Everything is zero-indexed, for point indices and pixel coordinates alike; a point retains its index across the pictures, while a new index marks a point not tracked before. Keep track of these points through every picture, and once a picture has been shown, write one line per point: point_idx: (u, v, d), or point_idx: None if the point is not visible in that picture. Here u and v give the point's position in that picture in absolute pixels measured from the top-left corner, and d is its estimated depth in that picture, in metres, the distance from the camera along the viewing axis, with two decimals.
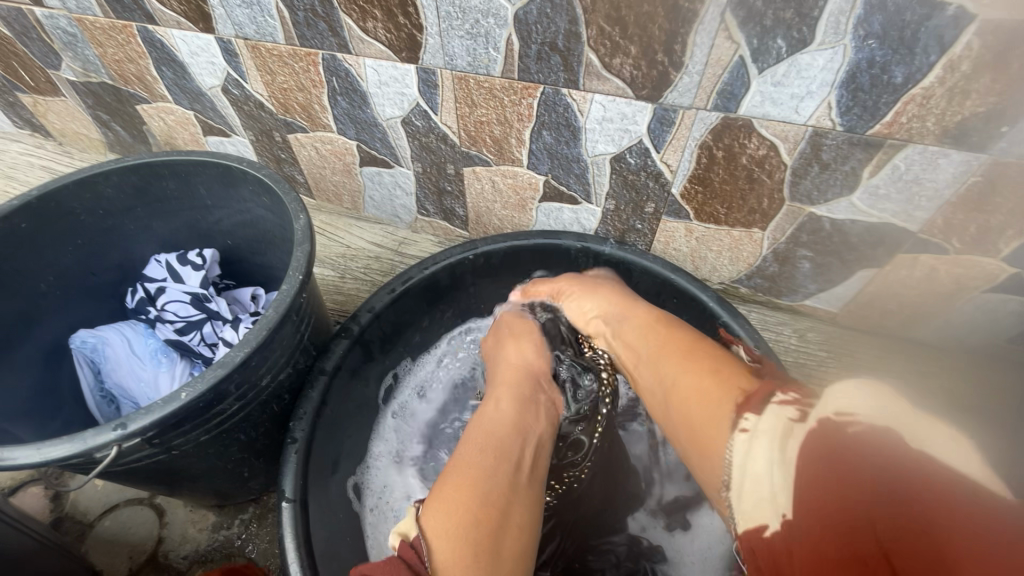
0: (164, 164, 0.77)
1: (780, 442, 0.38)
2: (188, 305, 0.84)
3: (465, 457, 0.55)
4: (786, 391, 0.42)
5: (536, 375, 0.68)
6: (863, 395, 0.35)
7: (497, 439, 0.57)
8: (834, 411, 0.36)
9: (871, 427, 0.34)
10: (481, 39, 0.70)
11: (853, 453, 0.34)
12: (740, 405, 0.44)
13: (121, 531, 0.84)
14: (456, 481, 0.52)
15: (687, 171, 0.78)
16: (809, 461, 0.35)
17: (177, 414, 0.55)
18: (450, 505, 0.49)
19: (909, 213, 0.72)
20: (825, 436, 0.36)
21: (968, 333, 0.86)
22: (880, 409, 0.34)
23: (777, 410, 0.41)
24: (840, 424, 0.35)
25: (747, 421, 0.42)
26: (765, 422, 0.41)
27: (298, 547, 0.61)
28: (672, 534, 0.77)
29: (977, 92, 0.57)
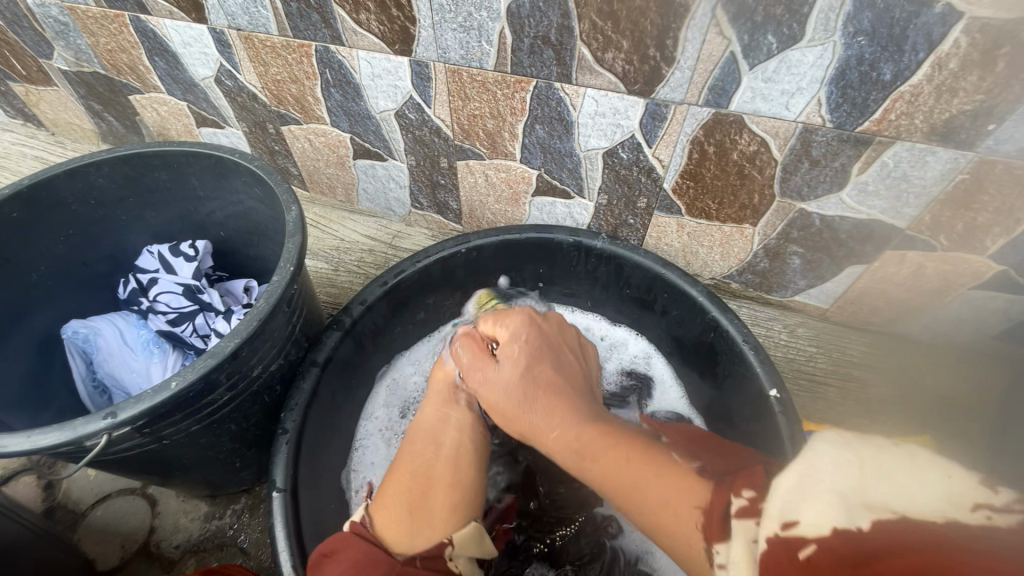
0: (156, 155, 0.77)
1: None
2: (181, 296, 0.84)
3: (408, 449, 0.63)
4: (743, 490, 0.41)
5: (451, 382, 0.69)
6: (807, 490, 0.34)
7: (431, 433, 0.64)
8: (781, 522, 0.34)
9: (822, 539, 0.32)
10: (474, 32, 0.70)
11: (819, 561, 0.31)
12: (706, 523, 0.42)
13: (114, 521, 0.84)
14: (401, 471, 0.60)
15: (678, 166, 0.78)
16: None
17: (168, 403, 0.56)
18: (389, 487, 0.58)
19: (897, 209, 0.72)
20: (781, 558, 0.32)
21: (956, 329, 0.87)
22: (825, 495, 0.33)
23: (740, 530, 0.38)
24: (793, 545, 0.32)
25: (720, 550, 0.39)
26: (735, 550, 0.37)
27: (288, 536, 0.62)
28: (644, 531, 0.76)
29: (965, 90, 0.58)
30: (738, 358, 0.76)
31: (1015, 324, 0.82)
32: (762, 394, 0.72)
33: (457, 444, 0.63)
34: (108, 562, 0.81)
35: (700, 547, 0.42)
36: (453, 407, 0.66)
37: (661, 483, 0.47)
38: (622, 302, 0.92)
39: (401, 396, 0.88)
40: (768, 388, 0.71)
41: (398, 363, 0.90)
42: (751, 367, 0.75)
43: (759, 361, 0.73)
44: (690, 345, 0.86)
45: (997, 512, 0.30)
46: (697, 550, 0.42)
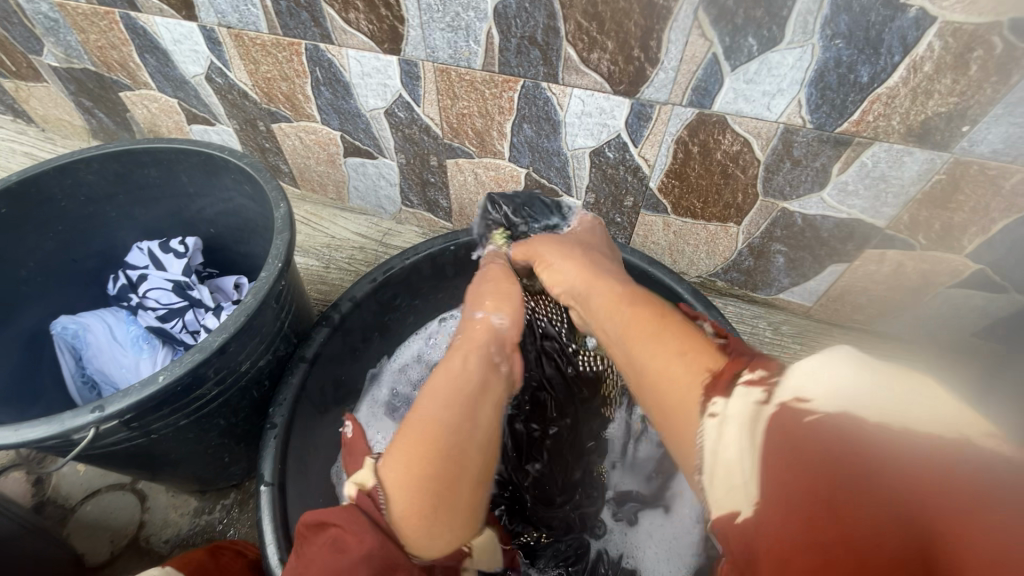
0: (146, 152, 0.77)
1: (749, 430, 0.33)
2: (170, 292, 0.85)
3: (421, 403, 0.53)
4: (755, 366, 0.37)
5: (502, 340, 0.60)
6: (825, 377, 0.32)
7: (457, 380, 0.54)
8: (794, 395, 0.32)
9: (832, 413, 0.31)
10: (461, 32, 0.71)
11: (817, 439, 0.30)
12: (711, 384, 0.38)
13: (103, 516, 0.85)
14: (412, 430, 0.51)
15: (664, 165, 0.79)
16: (779, 461, 0.31)
17: (155, 397, 0.56)
18: (409, 460, 0.49)
19: (877, 209, 0.74)
20: (791, 428, 0.31)
21: (934, 327, 0.89)
22: (839, 385, 0.31)
23: (745, 392, 0.35)
24: (801, 415, 0.31)
25: (716, 403, 0.36)
26: (733, 406, 0.35)
27: (276, 530, 0.63)
28: (623, 532, 0.79)
29: (940, 92, 0.59)
30: None
31: (991, 322, 0.84)
32: None
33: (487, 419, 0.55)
34: (97, 556, 0.82)
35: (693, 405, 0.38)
36: (495, 371, 0.58)
37: (670, 361, 0.42)
38: None
39: (388, 405, 0.88)
40: None
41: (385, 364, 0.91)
42: None
43: None
44: None
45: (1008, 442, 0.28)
46: (680, 407, 0.39)
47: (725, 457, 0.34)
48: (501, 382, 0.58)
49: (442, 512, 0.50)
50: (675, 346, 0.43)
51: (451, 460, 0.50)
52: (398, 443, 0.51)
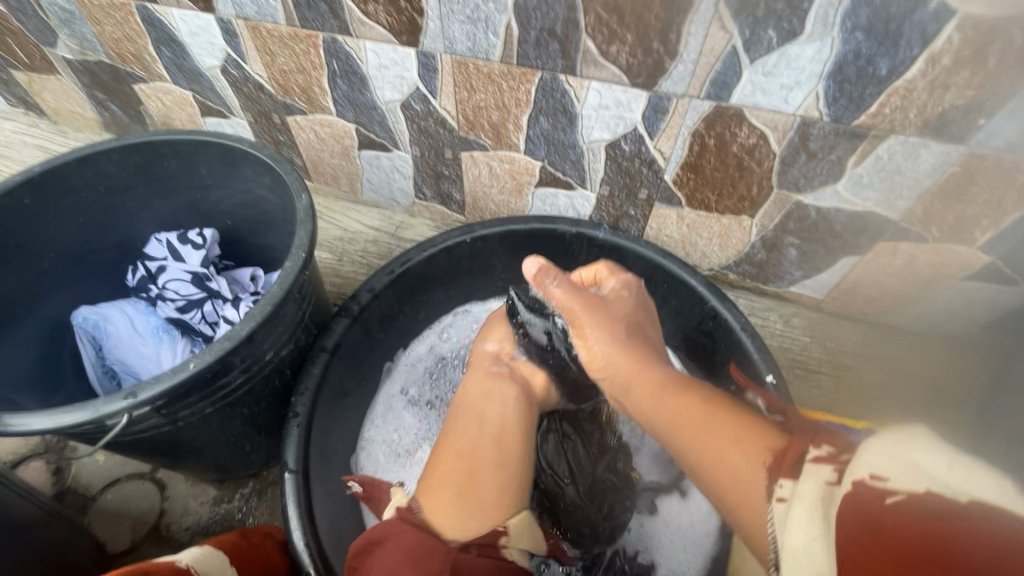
0: (165, 143, 0.77)
1: (818, 509, 0.36)
2: (189, 283, 0.85)
3: (452, 430, 0.67)
4: (819, 446, 0.41)
5: (499, 355, 0.79)
6: (901, 461, 0.34)
7: (475, 408, 0.69)
8: (869, 472, 0.35)
9: (913, 496, 0.33)
10: (481, 24, 0.71)
11: (890, 515, 0.33)
12: (774, 466, 0.44)
13: (123, 504, 0.86)
14: (447, 450, 0.64)
15: (679, 158, 0.80)
16: (849, 528, 0.34)
17: (186, 384, 0.57)
18: (434, 473, 0.62)
19: (890, 201, 0.75)
20: (871, 507, 0.34)
21: (944, 319, 0.90)
22: (913, 466, 0.34)
23: (813, 474, 0.39)
24: (875, 491, 0.34)
25: (784, 487, 0.41)
26: (802, 490, 0.39)
27: (301, 517, 0.64)
28: (642, 522, 0.80)
29: (957, 85, 0.60)
30: (736, 346, 0.78)
31: (1001, 314, 0.85)
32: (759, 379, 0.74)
33: (500, 420, 0.67)
34: (119, 544, 0.83)
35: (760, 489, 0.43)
36: (498, 380, 0.74)
37: (720, 437, 0.50)
38: None
39: (401, 405, 0.89)
40: (764, 375, 0.73)
41: (399, 359, 0.91)
42: (748, 354, 0.77)
43: (755, 348, 0.76)
44: (689, 334, 0.88)
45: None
46: (753, 496, 0.44)
47: (794, 539, 0.36)
48: (512, 384, 0.74)
49: (467, 500, 0.58)
50: (728, 435, 0.50)
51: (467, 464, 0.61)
52: (434, 464, 0.64)
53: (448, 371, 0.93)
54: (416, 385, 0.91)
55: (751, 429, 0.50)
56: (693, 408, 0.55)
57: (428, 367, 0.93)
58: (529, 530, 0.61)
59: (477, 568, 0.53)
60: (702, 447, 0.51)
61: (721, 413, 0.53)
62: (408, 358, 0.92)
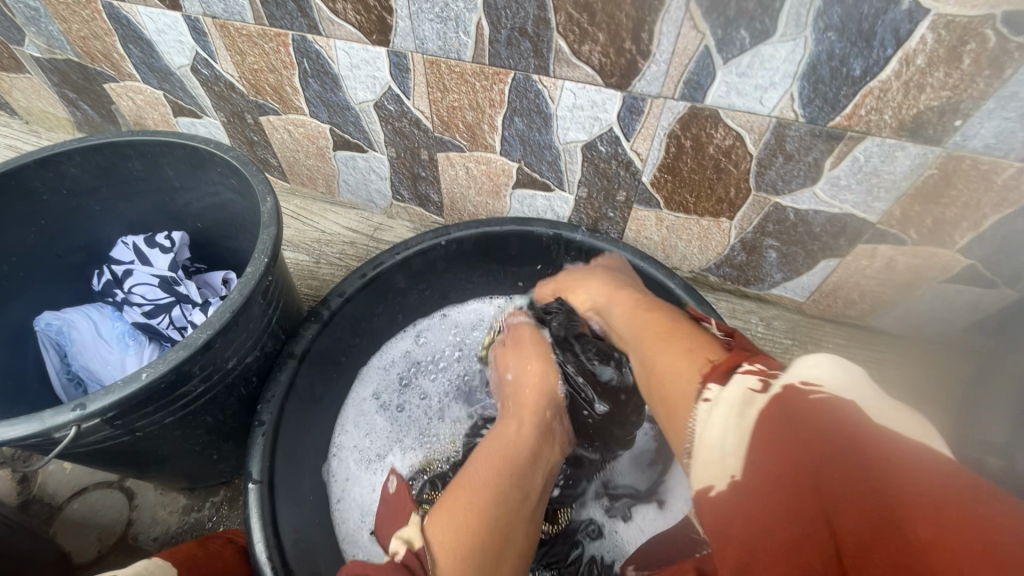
0: (129, 144, 0.76)
1: (742, 413, 0.36)
2: (157, 288, 0.84)
3: (478, 471, 0.57)
4: (755, 361, 0.40)
5: (558, 404, 0.70)
6: (835, 372, 0.34)
7: (514, 457, 0.59)
8: (803, 380, 0.35)
9: (837, 398, 0.33)
10: (451, 23, 0.70)
11: (817, 417, 0.33)
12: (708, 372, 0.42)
13: (90, 514, 0.84)
14: (470, 495, 0.54)
15: (656, 160, 0.79)
16: (771, 426, 0.34)
17: (139, 394, 0.56)
18: (461, 528, 0.51)
19: (868, 204, 0.74)
20: (790, 402, 0.34)
21: (925, 321, 0.89)
22: (849, 381, 0.34)
23: (741, 379, 0.38)
24: (805, 391, 0.34)
25: (711, 388, 0.40)
26: (728, 391, 0.38)
27: (265, 528, 0.62)
28: (615, 528, 0.79)
29: (932, 86, 0.59)
30: None
31: (981, 317, 0.85)
32: None
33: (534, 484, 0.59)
34: (84, 554, 0.81)
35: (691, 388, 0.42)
36: (549, 442, 0.65)
37: (664, 351, 0.49)
38: None
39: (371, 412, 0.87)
40: None
41: (373, 365, 0.90)
42: None
43: None
44: None
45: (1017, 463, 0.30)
46: (682, 403, 0.42)
47: (713, 432, 0.37)
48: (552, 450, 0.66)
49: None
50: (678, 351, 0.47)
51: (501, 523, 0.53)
52: (448, 506, 0.54)
53: (419, 377, 0.91)
54: (389, 390, 0.89)
55: (697, 340, 0.48)
56: (650, 325, 0.55)
57: (402, 371, 0.91)
58: None
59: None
60: (655, 360, 0.48)
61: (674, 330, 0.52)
62: (382, 363, 0.91)
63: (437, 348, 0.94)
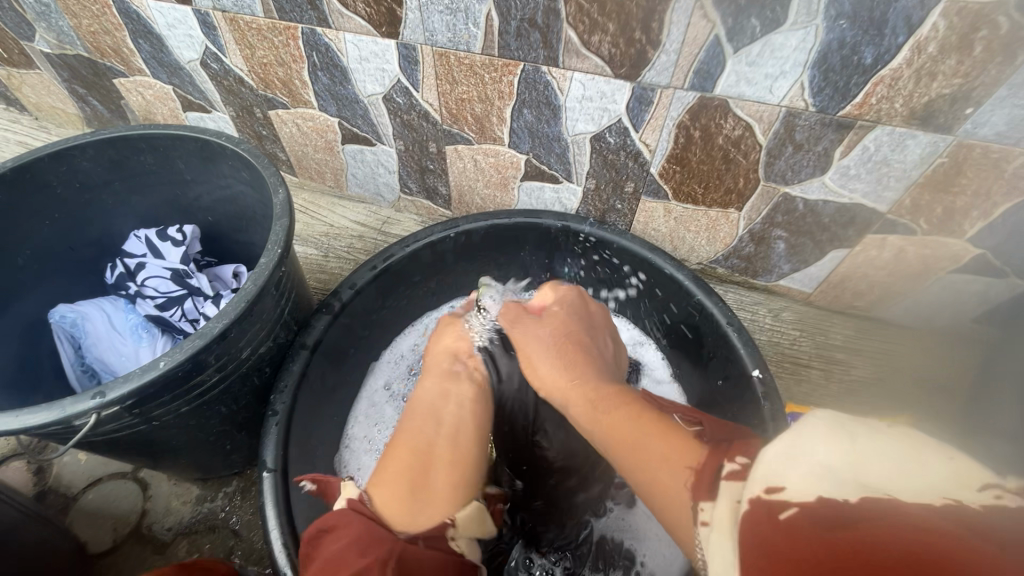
0: (141, 138, 0.76)
1: (728, 536, 0.33)
2: (169, 280, 0.84)
3: (405, 427, 0.64)
4: (735, 457, 0.39)
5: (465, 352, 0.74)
6: (796, 460, 0.33)
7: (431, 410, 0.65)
8: (766, 487, 0.33)
9: (808, 505, 0.31)
10: (460, 14, 0.70)
11: (796, 528, 0.30)
12: (696, 487, 0.40)
13: (106, 504, 0.85)
14: (399, 444, 0.61)
15: (665, 150, 0.79)
16: (755, 542, 0.31)
17: (156, 382, 0.56)
18: (388, 465, 0.59)
19: (878, 193, 0.74)
20: (762, 518, 0.31)
21: (933, 312, 0.89)
22: (814, 466, 0.32)
23: (727, 493, 0.37)
24: (772, 505, 0.32)
25: (705, 511, 0.37)
26: (717, 512, 0.36)
27: (279, 515, 0.63)
28: (622, 517, 0.79)
29: (944, 73, 0.59)
30: (722, 340, 0.77)
31: (990, 308, 0.85)
32: (745, 374, 0.73)
33: (458, 420, 0.65)
34: (100, 544, 0.82)
35: (685, 507, 0.40)
36: (457, 380, 0.70)
37: (646, 450, 0.48)
38: (612, 285, 0.93)
39: (382, 404, 0.87)
40: (750, 370, 0.72)
41: (384, 355, 0.91)
42: (734, 348, 0.76)
43: (741, 342, 0.75)
44: (676, 329, 0.87)
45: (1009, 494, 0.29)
46: (681, 517, 0.41)
47: (713, 568, 0.33)
48: (469, 387, 0.70)
49: (421, 497, 0.57)
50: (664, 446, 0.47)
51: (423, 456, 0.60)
52: (384, 466, 0.60)
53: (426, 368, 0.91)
54: (399, 380, 0.90)
55: (676, 440, 0.47)
56: (622, 426, 0.52)
57: (410, 362, 0.91)
58: (477, 518, 0.59)
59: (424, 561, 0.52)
60: (640, 471, 0.47)
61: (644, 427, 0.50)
62: (390, 355, 0.91)
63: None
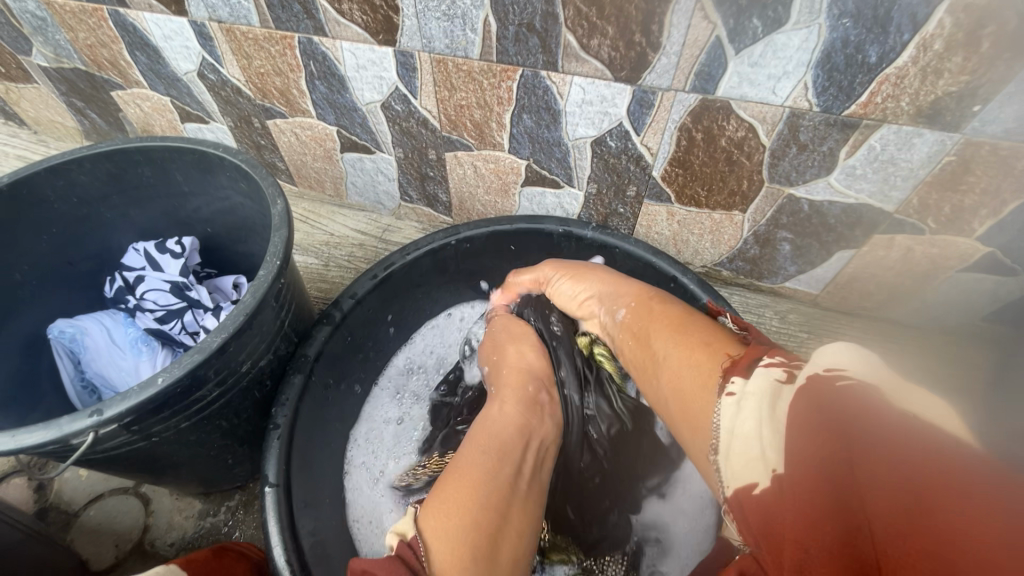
0: (138, 150, 0.76)
1: (768, 401, 0.38)
2: (169, 293, 0.84)
3: (469, 459, 0.56)
4: (773, 353, 0.42)
5: (539, 378, 0.71)
6: (857, 360, 0.36)
7: (504, 440, 0.59)
8: (825, 366, 0.36)
9: (861, 382, 0.34)
10: (458, 20, 0.69)
11: (836, 398, 0.34)
12: (729, 367, 0.45)
13: (108, 520, 0.84)
14: (460, 478, 0.54)
15: (667, 153, 0.78)
16: (795, 421, 0.35)
17: (155, 399, 0.55)
18: (450, 511, 0.51)
19: (885, 192, 0.72)
20: (815, 389, 0.35)
21: (943, 312, 0.88)
22: (870, 369, 0.35)
23: (766, 372, 0.41)
24: (829, 378, 0.35)
25: (734, 382, 0.42)
26: (753, 384, 0.40)
27: (282, 532, 0.62)
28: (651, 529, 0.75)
29: (950, 71, 0.58)
30: None
31: (1001, 306, 0.83)
32: None
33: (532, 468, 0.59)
34: (102, 561, 0.81)
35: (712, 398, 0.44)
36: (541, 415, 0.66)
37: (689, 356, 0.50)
38: None
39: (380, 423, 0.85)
40: None
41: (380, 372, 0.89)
42: None
43: None
44: None
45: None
46: (704, 400, 0.45)
47: (742, 426, 0.39)
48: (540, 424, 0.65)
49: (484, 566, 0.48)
50: (695, 344, 0.51)
51: (496, 504, 0.52)
52: (445, 499, 0.52)
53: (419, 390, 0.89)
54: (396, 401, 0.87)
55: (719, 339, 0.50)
56: (667, 333, 0.55)
57: (404, 380, 0.90)
58: None
59: None
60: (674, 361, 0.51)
61: (691, 331, 0.53)
62: (384, 380, 0.89)
63: (440, 357, 0.92)
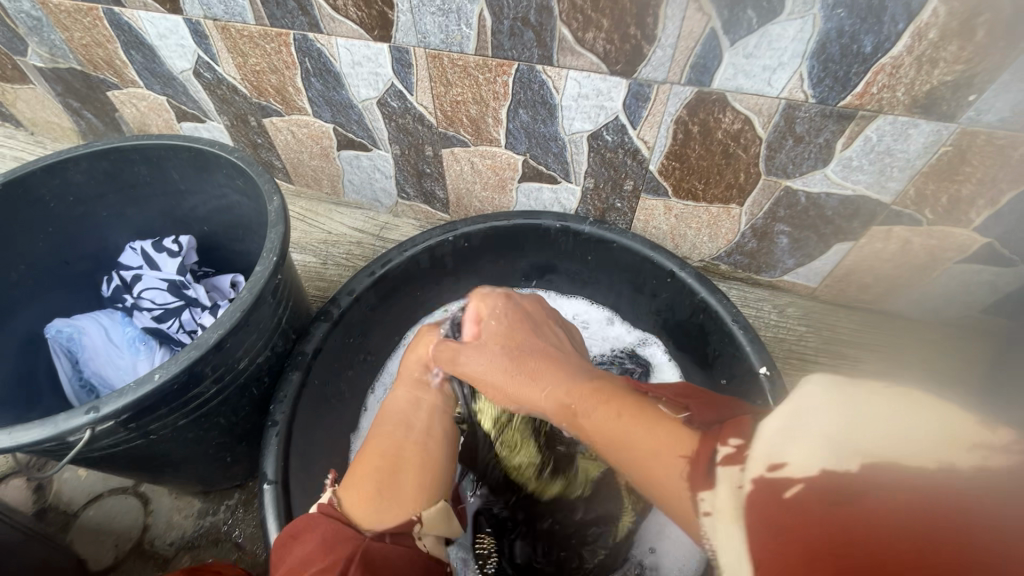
0: (134, 148, 0.76)
1: (733, 522, 0.31)
2: (166, 291, 0.83)
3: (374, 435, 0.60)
4: (729, 438, 0.35)
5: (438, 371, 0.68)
6: (795, 435, 0.30)
7: (399, 423, 0.61)
8: (770, 464, 0.30)
9: (809, 482, 0.28)
10: (452, 15, 0.69)
11: (808, 506, 0.28)
12: (692, 473, 0.37)
13: (107, 521, 0.84)
14: (365, 452, 0.58)
15: (664, 147, 0.78)
16: (770, 540, 0.28)
17: (151, 396, 0.55)
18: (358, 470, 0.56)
19: (882, 183, 0.72)
20: (769, 503, 0.29)
21: (942, 304, 0.88)
22: (815, 439, 0.29)
23: (725, 474, 0.33)
24: (778, 487, 0.29)
25: (704, 499, 0.34)
26: (719, 500, 0.33)
27: (282, 528, 0.61)
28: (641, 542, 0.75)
29: (946, 60, 0.58)
30: (728, 338, 0.76)
31: (1000, 297, 0.83)
32: (752, 372, 0.72)
33: (426, 424, 0.62)
34: (102, 561, 0.81)
35: (684, 498, 0.37)
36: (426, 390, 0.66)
37: (630, 422, 0.45)
38: (614, 285, 0.91)
39: None
40: (757, 367, 0.71)
41: (376, 370, 0.88)
42: (739, 346, 0.75)
43: (746, 339, 0.73)
44: (680, 327, 0.86)
45: (997, 453, 0.25)
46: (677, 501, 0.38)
47: (727, 563, 0.30)
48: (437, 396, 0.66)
49: (387, 494, 0.54)
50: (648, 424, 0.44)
51: (391, 464, 0.57)
52: (354, 470, 0.57)
53: None
54: None
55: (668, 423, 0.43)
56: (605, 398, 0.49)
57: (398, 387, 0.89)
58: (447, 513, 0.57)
59: (391, 556, 0.49)
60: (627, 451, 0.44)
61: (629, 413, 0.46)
62: (378, 387, 0.88)
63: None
